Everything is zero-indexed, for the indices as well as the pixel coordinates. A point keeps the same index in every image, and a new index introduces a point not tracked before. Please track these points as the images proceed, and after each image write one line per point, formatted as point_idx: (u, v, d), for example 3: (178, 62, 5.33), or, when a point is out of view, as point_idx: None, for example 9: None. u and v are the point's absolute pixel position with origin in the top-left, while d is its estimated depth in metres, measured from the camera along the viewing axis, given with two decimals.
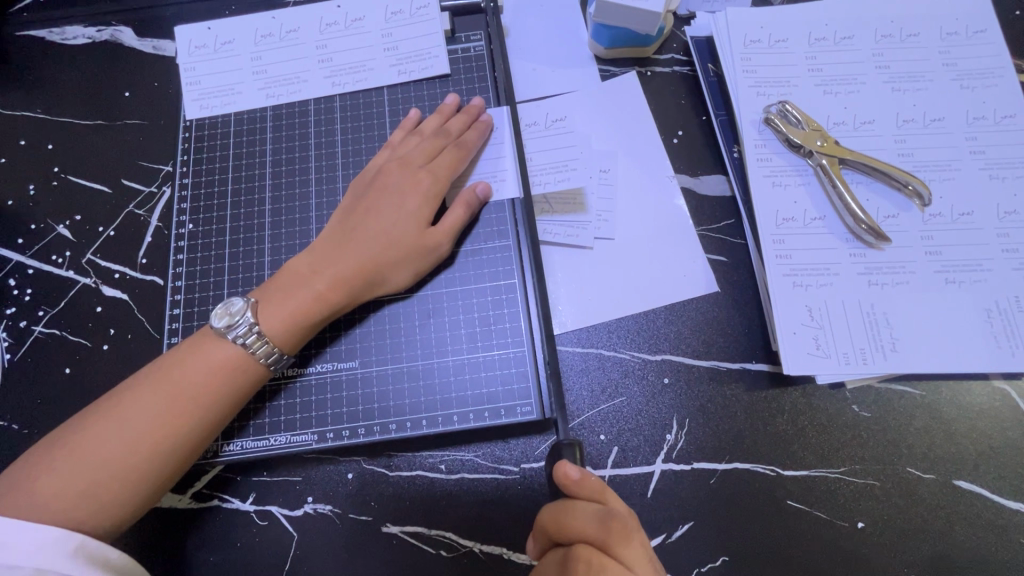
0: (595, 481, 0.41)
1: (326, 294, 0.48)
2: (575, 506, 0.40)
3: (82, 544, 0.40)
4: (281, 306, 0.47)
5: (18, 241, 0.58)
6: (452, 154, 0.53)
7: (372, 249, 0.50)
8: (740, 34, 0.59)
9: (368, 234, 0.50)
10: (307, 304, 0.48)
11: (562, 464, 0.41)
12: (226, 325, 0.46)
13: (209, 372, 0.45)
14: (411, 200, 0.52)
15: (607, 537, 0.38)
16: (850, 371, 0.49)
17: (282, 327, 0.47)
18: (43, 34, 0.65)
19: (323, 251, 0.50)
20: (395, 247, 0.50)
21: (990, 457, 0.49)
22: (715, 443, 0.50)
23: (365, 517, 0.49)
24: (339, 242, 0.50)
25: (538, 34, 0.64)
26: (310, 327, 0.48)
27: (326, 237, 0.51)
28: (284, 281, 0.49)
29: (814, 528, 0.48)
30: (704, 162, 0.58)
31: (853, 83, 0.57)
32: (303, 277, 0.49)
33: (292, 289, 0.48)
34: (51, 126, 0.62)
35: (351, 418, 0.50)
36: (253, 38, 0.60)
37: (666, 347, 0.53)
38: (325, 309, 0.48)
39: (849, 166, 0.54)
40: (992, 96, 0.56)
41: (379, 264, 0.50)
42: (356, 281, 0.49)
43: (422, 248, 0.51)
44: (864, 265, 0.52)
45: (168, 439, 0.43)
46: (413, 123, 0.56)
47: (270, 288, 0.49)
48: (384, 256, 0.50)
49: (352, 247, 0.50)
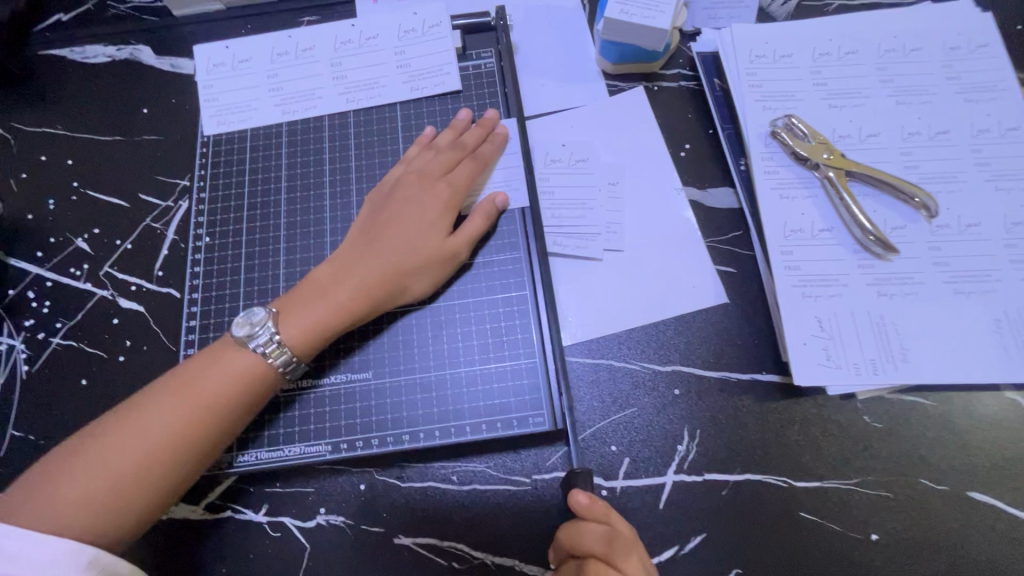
0: (601, 504, 0.41)
1: (347, 304, 0.49)
2: (582, 528, 0.41)
3: (94, 559, 0.40)
4: (302, 316, 0.48)
5: (38, 255, 0.59)
6: (468, 169, 0.55)
7: (395, 258, 0.50)
8: (745, 50, 0.60)
9: (389, 244, 0.51)
10: (329, 313, 0.48)
11: (572, 491, 0.42)
12: (246, 334, 0.47)
13: (226, 382, 0.45)
14: (429, 210, 0.53)
15: (611, 554, 0.39)
16: (860, 382, 0.49)
17: (303, 337, 0.48)
18: (66, 53, 0.66)
19: (343, 262, 0.51)
20: (416, 256, 0.51)
21: (1003, 468, 0.49)
22: (727, 454, 0.50)
23: (378, 528, 0.49)
24: (360, 251, 0.51)
25: (547, 49, 0.65)
26: (329, 336, 0.49)
27: (347, 248, 0.52)
28: (304, 291, 0.50)
29: (827, 540, 0.48)
30: (711, 175, 0.59)
31: (858, 97, 0.58)
32: (324, 287, 0.49)
33: (313, 300, 0.49)
34: (71, 143, 0.63)
35: (363, 428, 0.50)
36: (270, 56, 0.61)
37: (676, 358, 0.53)
38: (346, 318, 0.49)
39: (855, 178, 0.55)
40: (995, 109, 0.56)
41: (402, 273, 0.50)
42: (378, 291, 0.50)
43: (443, 256, 0.52)
44: (872, 276, 0.52)
45: (184, 446, 0.44)
46: (429, 138, 0.57)
47: (292, 298, 0.49)
48: (405, 265, 0.51)
49: (371, 257, 0.50)
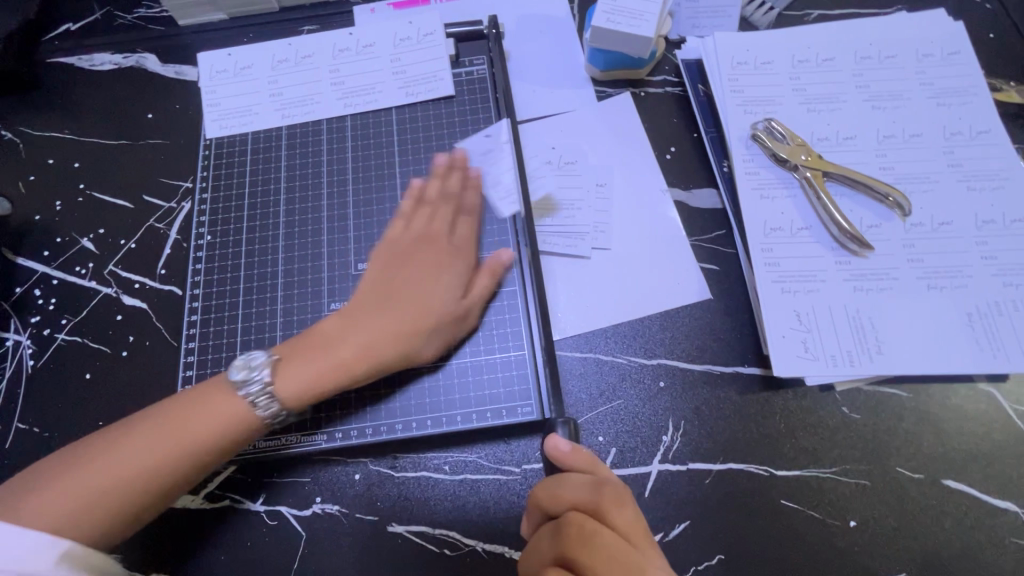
0: (585, 453, 0.43)
1: (349, 363, 0.49)
2: (568, 476, 0.42)
3: (67, 552, 0.41)
4: (305, 370, 0.48)
5: (44, 254, 0.61)
6: (470, 231, 0.55)
7: (402, 321, 0.50)
8: (728, 56, 0.63)
9: (398, 305, 0.51)
10: (331, 369, 0.48)
11: (554, 437, 0.44)
12: (242, 379, 0.47)
13: (217, 419, 0.45)
14: (438, 274, 0.52)
15: (600, 501, 0.40)
16: (837, 372, 0.51)
17: (303, 392, 0.48)
18: (73, 60, 0.69)
19: (350, 318, 0.50)
20: (429, 317, 0.51)
21: (977, 457, 0.51)
22: (710, 444, 0.52)
23: (372, 517, 0.51)
24: (370, 309, 0.51)
25: (538, 56, 0.68)
26: (326, 393, 0.49)
27: (356, 304, 0.51)
28: (308, 346, 0.49)
29: (807, 526, 0.49)
30: (695, 176, 0.61)
31: (835, 101, 0.60)
32: (330, 342, 0.49)
33: (317, 353, 0.49)
34: (78, 147, 0.65)
35: (359, 418, 0.52)
36: (270, 63, 0.64)
37: (661, 352, 0.55)
38: (349, 378, 0.49)
39: (833, 179, 0.57)
40: (967, 113, 0.59)
41: (408, 335, 0.50)
42: (385, 350, 0.49)
43: (451, 325, 0.52)
44: (849, 272, 0.54)
45: (165, 472, 0.44)
46: (416, 191, 0.57)
47: (293, 352, 0.49)
48: (416, 327, 0.50)
49: (382, 317, 0.50)
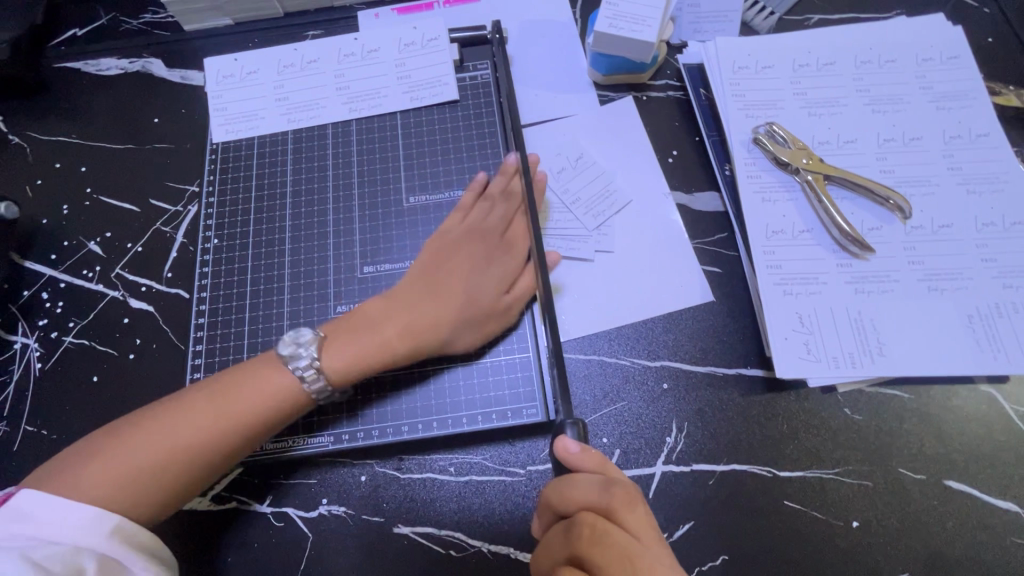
0: (595, 454, 0.42)
1: (393, 342, 0.50)
2: (578, 478, 0.41)
3: (118, 525, 0.42)
4: (350, 345, 0.50)
5: (51, 257, 0.61)
6: (527, 232, 0.56)
7: (446, 309, 0.52)
8: (729, 61, 0.63)
9: (444, 292, 0.53)
10: (375, 346, 0.50)
11: (562, 439, 0.42)
12: (291, 354, 0.49)
13: (260, 398, 0.47)
14: (486, 268, 0.54)
15: (611, 503, 0.40)
16: (839, 374, 0.51)
17: (346, 368, 0.49)
18: (80, 65, 0.69)
19: (399, 300, 0.53)
20: (473, 308, 0.53)
21: (978, 458, 0.51)
22: (713, 445, 0.52)
23: (378, 518, 0.51)
24: (420, 293, 0.53)
25: (541, 61, 0.69)
26: (367, 370, 0.50)
27: (407, 287, 0.53)
28: (357, 322, 0.51)
29: (810, 526, 0.50)
30: (697, 179, 0.61)
31: (835, 106, 0.61)
32: (375, 320, 0.51)
33: (363, 330, 0.51)
34: (85, 151, 0.66)
35: (365, 420, 0.53)
36: (275, 68, 0.64)
37: (664, 354, 0.55)
38: (389, 357, 0.50)
39: (834, 182, 0.58)
40: (966, 117, 0.59)
41: (449, 322, 0.52)
42: (427, 333, 0.51)
43: (490, 316, 0.53)
44: (851, 274, 0.55)
45: (211, 449, 0.45)
46: (481, 184, 0.58)
47: (341, 327, 0.51)
48: (460, 315, 0.52)
49: (430, 302, 0.52)
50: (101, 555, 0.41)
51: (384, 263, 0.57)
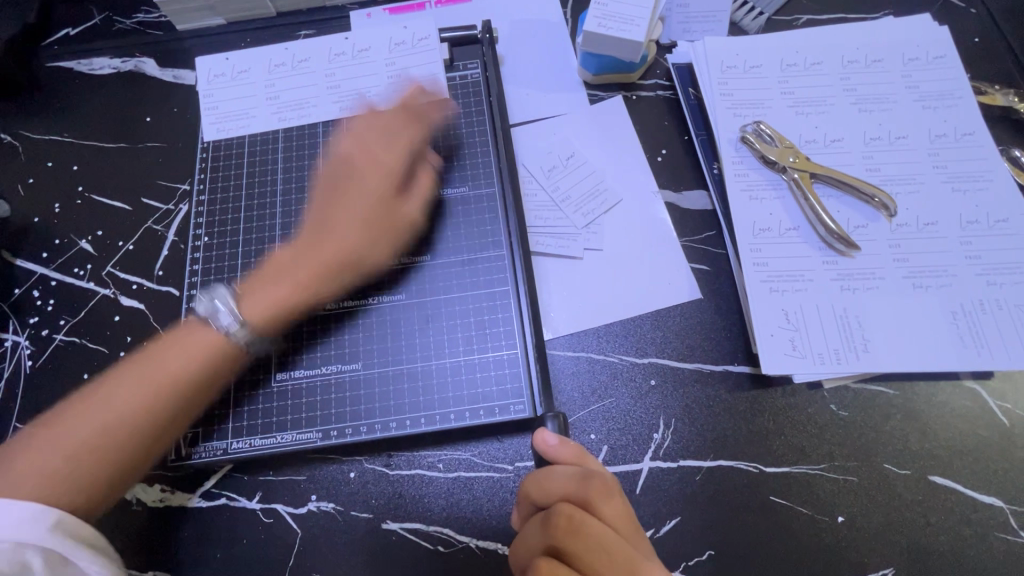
0: (573, 447, 0.44)
1: (306, 280, 0.54)
2: (555, 469, 0.42)
3: (59, 519, 0.40)
4: (268, 294, 0.53)
5: (43, 256, 0.61)
6: (396, 136, 0.59)
7: (347, 233, 0.55)
8: (717, 60, 0.64)
9: (338, 219, 0.56)
10: (293, 290, 0.53)
11: (542, 432, 0.45)
12: (207, 313, 0.51)
13: (193, 357, 0.49)
14: (366, 185, 0.57)
15: (588, 493, 0.40)
16: (825, 370, 0.52)
17: (269, 311, 0.52)
18: (72, 64, 0.70)
19: (304, 242, 0.56)
20: (374, 227, 0.56)
21: (963, 453, 0.52)
22: (700, 442, 0.53)
23: (367, 514, 0.51)
24: (320, 231, 0.56)
25: (531, 60, 0.69)
26: (292, 313, 0.54)
27: (309, 228, 0.56)
28: (268, 274, 0.54)
29: (795, 521, 0.50)
30: (686, 178, 0.62)
31: (823, 105, 0.61)
32: (289, 266, 0.54)
33: (276, 278, 0.54)
34: (77, 150, 0.66)
35: (353, 416, 0.52)
36: (267, 67, 0.65)
37: (651, 351, 0.56)
38: (313, 291, 0.54)
39: (820, 180, 0.58)
40: (952, 115, 0.60)
41: (353, 243, 0.55)
42: (341, 262, 0.55)
43: (390, 225, 0.56)
44: (837, 271, 0.55)
45: (156, 414, 0.47)
46: (370, 112, 0.61)
47: (255, 282, 0.54)
48: (363, 236, 0.55)
49: (333, 234, 0.55)
50: (46, 551, 0.38)
51: None
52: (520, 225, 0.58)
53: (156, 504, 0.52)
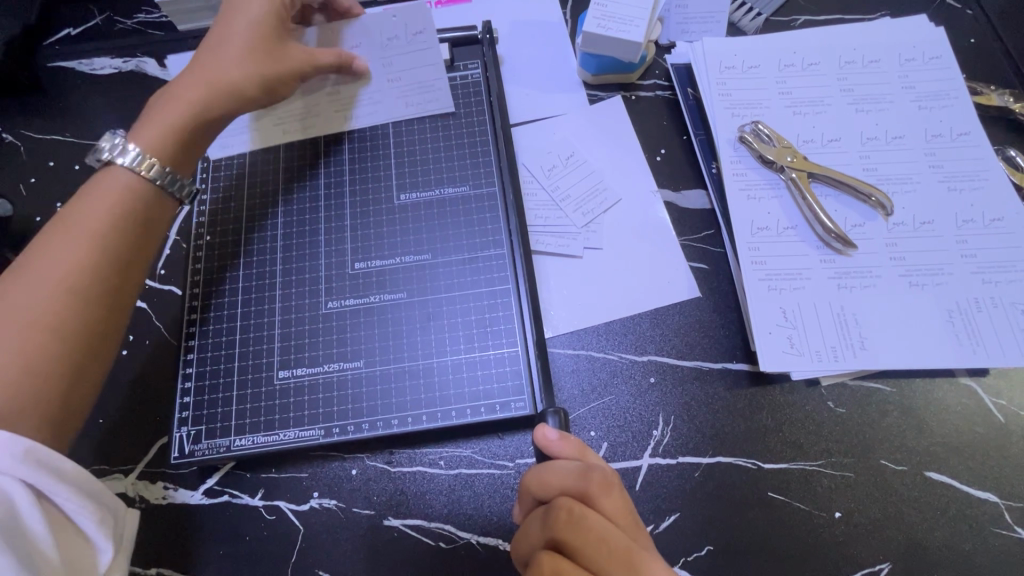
0: (574, 441, 0.44)
1: (192, 104, 0.52)
2: (556, 462, 0.42)
3: (32, 450, 0.38)
4: (156, 118, 0.51)
5: None
6: None
7: (231, 61, 0.53)
8: (715, 61, 0.64)
9: (228, 42, 0.54)
10: (178, 114, 0.52)
11: (542, 427, 0.45)
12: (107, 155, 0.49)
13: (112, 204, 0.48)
14: (257, 5, 0.55)
15: (588, 487, 0.41)
16: (822, 368, 0.52)
17: (153, 134, 0.50)
18: (73, 64, 0.70)
19: (191, 67, 0.54)
20: (261, 51, 0.54)
21: (958, 450, 0.52)
22: (698, 438, 0.53)
23: (368, 511, 0.52)
24: (210, 50, 0.54)
25: (530, 60, 0.69)
26: (176, 142, 0.51)
27: (197, 60, 0.54)
28: (157, 104, 0.53)
29: (794, 517, 0.51)
30: (685, 177, 0.62)
31: (820, 105, 0.62)
32: (175, 93, 0.52)
33: (163, 102, 0.52)
34: (79, 149, 0.66)
35: (355, 414, 0.53)
36: None
37: (651, 349, 0.56)
38: (193, 118, 0.52)
39: (818, 179, 0.59)
40: (948, 116, 0.60)
41: (235, 66, 0.53)
42: (223, 86, 0.53)
43: (274, 62, 0.54)
44: (834, 270, 0.55)
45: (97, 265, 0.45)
46: None
47: (146, 113, 0.53)
48: (246, 61, 0.53)
49: (216, 61, 0.53)
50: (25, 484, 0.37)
51: (375, 259, 0.58)
52: (520, 225, 0.59)
53: (159, 501, 0.52)
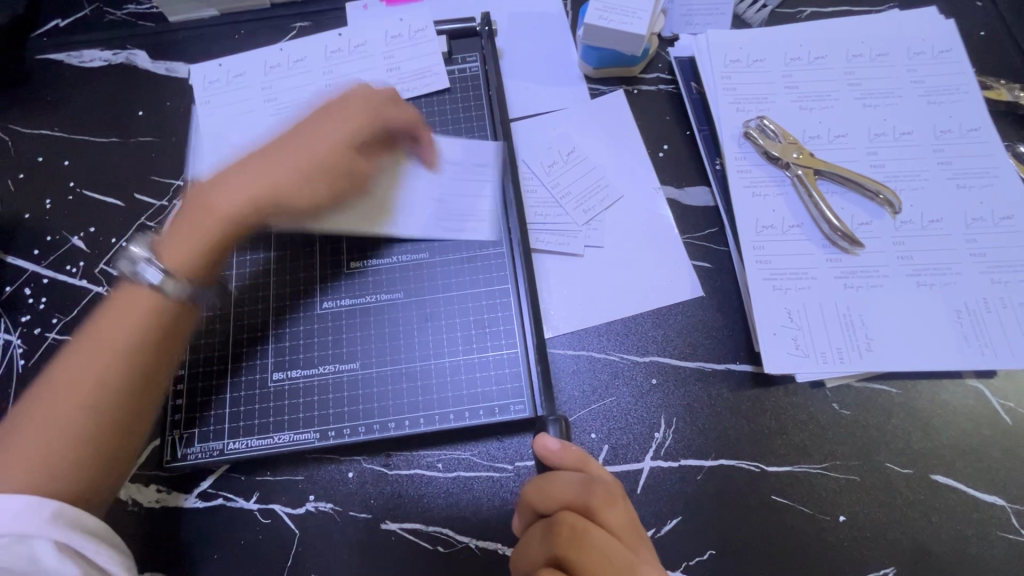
0: (574, 450, 0.43)
1: (230, 217, 0.49)
2: (558, 475, 0.42)
3: (59, 511, 0.38)
4: (190, 234, 0.49)
5: (34, 252, 0.60)
6: (369, 105, 0.53)
7: (279, 178, 0.50)
8: (719, 54, 0.63)
9: (285, 159, 0.51)
10: (211, 232, 0.49)
11: (542, 438, 0.44)
12: (132, 272, 0.46)
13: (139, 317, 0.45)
14: (329, 129, 0.51)
15: (591, 500, 0.40)
16: (828, 369, 0.51)
17: (187, 253, 0.48)
18: (62, 57, 0.68)
19: (238, 175, 0.51)
20: (312, 174, 0.50)
21: (965, 452, 0.52)
22: (701, 440, 0.52)
23: (365, 514, 0.51)
24: (266, 161, 0.51)
25: (530, 54, 0.68)
26: (206, 254, 0.49)
27: (251, 161, 0.51)
28: (195, 212, 0.50)
29: (799, 521, 0.50)
30: (688, 174, 0.61)
31: (826, 100, 0.60)
32: (213, 202, 0.50)
33: (199, 212, 0.50)
34: (69, 144, 0.65)
35: (351, 417, 0.52)
36: (263, 70, 0.64)
37: (653, 349, 0.55)
38: (229, 227, 0.49)
39: (824, 176, 0.57)
40: (957, 111, 0.59)
41: (291, 180, 0.50)
42: (264, 204, 0.50)
43: (334, 180, 0.51)
44: (840, 269, 0.54)
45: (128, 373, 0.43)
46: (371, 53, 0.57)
47: (183, 218, 0.50)
48: (298, 180, 0.50)
49: (268, 169, 0.50)
50: (55, 542, 0.38)
51: (371, 258, 0.57)
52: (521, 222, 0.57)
53: (151, 505, 0.51)
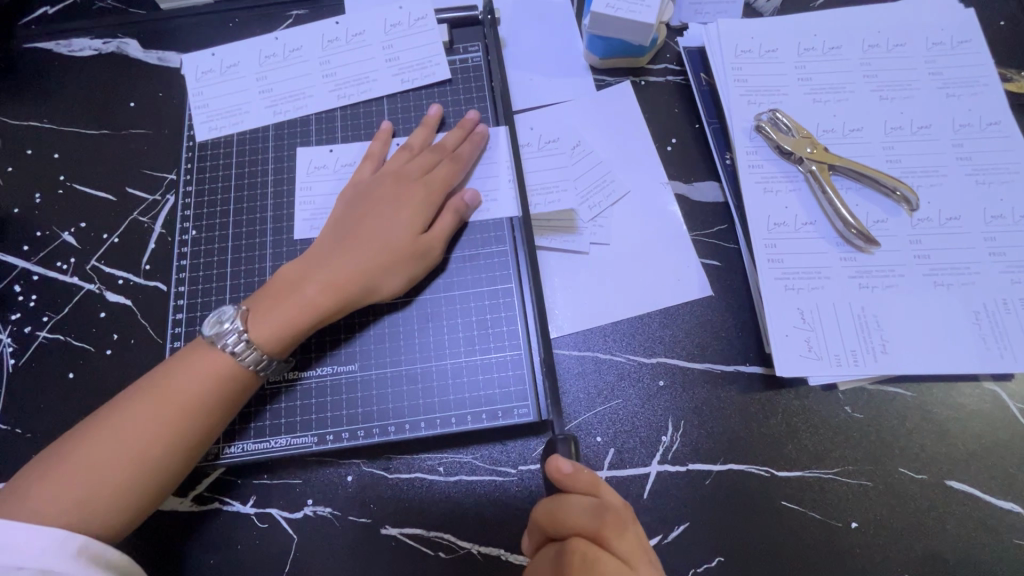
0: (588, 473, 0.41)
1: (317, 299, 0.48)
2: (570, 499, 0.40)
3: (84, 546, 0.39)
4: (272, 313, 0.47)
5: (23, 248, 0.59)
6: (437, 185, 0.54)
7: (359, 260, 0.50)
8: (731, 44, 0.60)
9: (359, 238, 0.51)
10: (297, 311, 0.48)
11: (556, 458, 0.41)
12: (216, 333, 0.46)
13: (200, 381, 0.45)
14: (401, 212, 0.52)
15: (601, 527, 0.39)
16: (841, 372, 0.50)
17: (276, 332, 0.47)
18: (51, 46, 0.66)
19: (314, 258, 0.50)
20: (391, 253, 0.51)
21: (981, 457, 0.50)
22: (710, 444, 0.51)
23: (364, 519, 0.50)
24: (340, 240, 0.51)
25: (534, 44, 0.66)
26: (296, 337, 0.48)
27: (322, 244, 0.51)
28: (274, 291, 0.49)
29: (810, 528, 0.49)
30: (697, 169, 0.59)
31: (841, 92, 0.58)
32: (295, 281, 0.49)
33: (285, 295, 0.48)
34: (59, 137, 0.63)
35: (350, 421, 0.51)
36: (257, 59, 0.61)
37: (661, 350, 0.53)
38: (313, 317, 0.48)
39: (838, 172, 0.56)
40: (976, 104, 0.57)
41: (372, 262, 0.50)
42: (349, 286, 0.49)
43: (413, 260, 0.51)
44: (854, 268, 0.53)
45: (178, 433, 0.43)
46: (435, 119, 0.58)
47: (261, 298, 0.49)
48: (380, 260, 0.50)
49: (348, 249, 0.50)
50: None
51: None
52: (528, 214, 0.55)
53: None
